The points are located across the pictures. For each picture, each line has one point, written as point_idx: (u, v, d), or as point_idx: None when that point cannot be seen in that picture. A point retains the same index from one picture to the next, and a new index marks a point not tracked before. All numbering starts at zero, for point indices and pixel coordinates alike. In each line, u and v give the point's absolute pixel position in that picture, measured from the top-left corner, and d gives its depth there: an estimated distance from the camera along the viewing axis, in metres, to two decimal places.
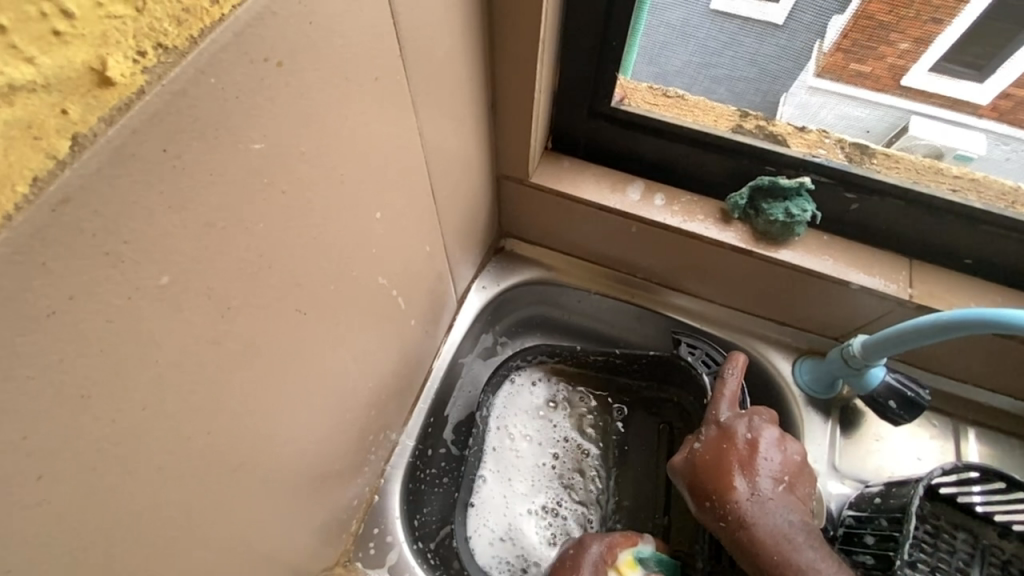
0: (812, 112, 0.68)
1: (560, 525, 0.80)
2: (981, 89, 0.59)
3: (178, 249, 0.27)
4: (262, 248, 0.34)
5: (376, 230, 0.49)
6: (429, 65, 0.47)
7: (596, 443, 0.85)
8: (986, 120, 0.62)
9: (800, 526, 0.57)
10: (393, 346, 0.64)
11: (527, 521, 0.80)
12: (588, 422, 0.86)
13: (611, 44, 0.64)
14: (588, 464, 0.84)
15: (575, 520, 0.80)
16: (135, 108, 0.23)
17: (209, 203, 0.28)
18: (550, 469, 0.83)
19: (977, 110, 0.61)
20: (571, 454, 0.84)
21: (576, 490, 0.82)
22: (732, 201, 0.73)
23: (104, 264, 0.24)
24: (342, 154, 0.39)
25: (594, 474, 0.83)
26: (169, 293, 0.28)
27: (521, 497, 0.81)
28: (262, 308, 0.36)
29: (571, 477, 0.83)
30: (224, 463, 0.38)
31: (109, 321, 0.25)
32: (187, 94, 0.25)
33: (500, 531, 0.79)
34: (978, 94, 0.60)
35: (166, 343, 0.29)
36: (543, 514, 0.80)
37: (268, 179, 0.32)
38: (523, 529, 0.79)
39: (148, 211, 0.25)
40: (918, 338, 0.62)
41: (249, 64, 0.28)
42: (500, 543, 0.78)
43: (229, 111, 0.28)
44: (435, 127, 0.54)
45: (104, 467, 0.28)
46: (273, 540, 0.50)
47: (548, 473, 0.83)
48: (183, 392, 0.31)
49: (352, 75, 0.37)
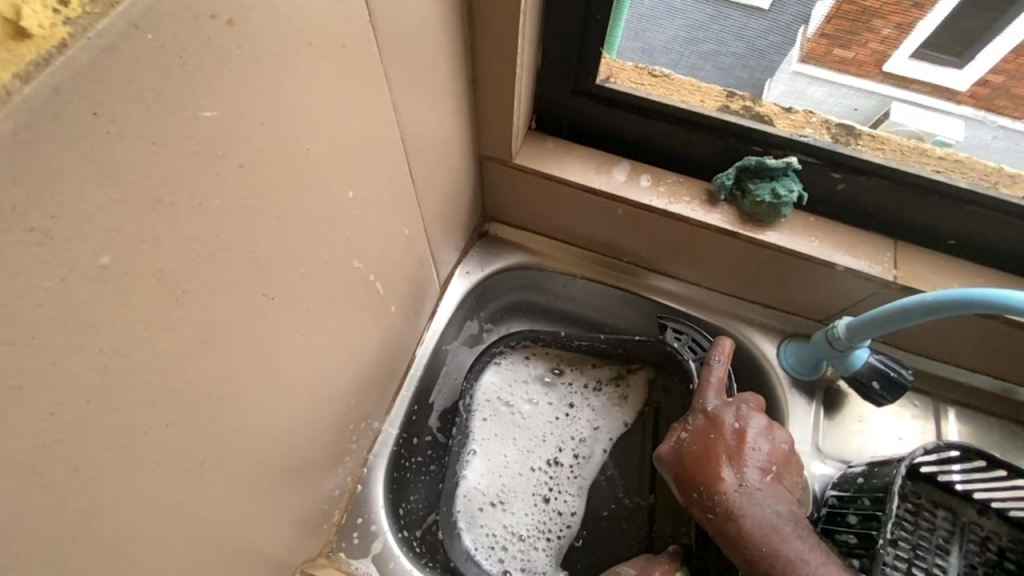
0: (799, 91, 0.67)
1: (557, 504, 0.80)
2: (960, 75, 0.59)
3: (117, 225, 0.25)
4: (218, 225, 0.31)
5: (348, 211, 0.46)
6: (402, 35, 0.44)
7: (592, 422, 0.84)
8: (964, 107, 0.63)
9: (788, 517, 0.57)
10: (371, 332, 0.62)
11: (522, 499, 0.79)
12: (587, 399, 0.85)
13: (595, 18, 0.62)
14: (586, 441, 0.83)
15: (571, 499, 0.80)
16: (57, 63, 0.20)
17: (153, 176, 0.26)
18: (547, 445, 0.83)
19: (955, 96, 0.62)
20: (567, 431, 0.83)
21: (573, 468, 0.82)
22: (718, 182, 0.71)
23: (28, 242, 0.21)
24: (306, 126, 0.36)
25: (591, 451, 0.82)
26: (110, 275, 0.25)
27: (515, 475, 0.81)
28: (221, 292, 0.33)
29: (567, 454, 0.82)
30: (187, 456, 0.35)
31: (39, 306, 0.23)
32: (119, 50, 0.22)
33: (492, 508, 0.79)
34: (958, 80, 0.60)
35: (110, 330, 0.26)
36: (541, 491, 0.80)
37: (222, 151, 0.29)
38: (518, 507, 0.79)
39: (78, 182, 0.23)
40: (902, 320, 0.62)
41: (193, 21, 0.25)
42: (494, 520, 0.78)
43: (170, 72, 0.25)
44: (410, 103, 0.51)
45: (46, 464, 0.26)
46: (247, 534, 0.49)
47: (545, 448, 0.83)
48: (134, 383, 0.29)
49: (315, 39, 0.34)
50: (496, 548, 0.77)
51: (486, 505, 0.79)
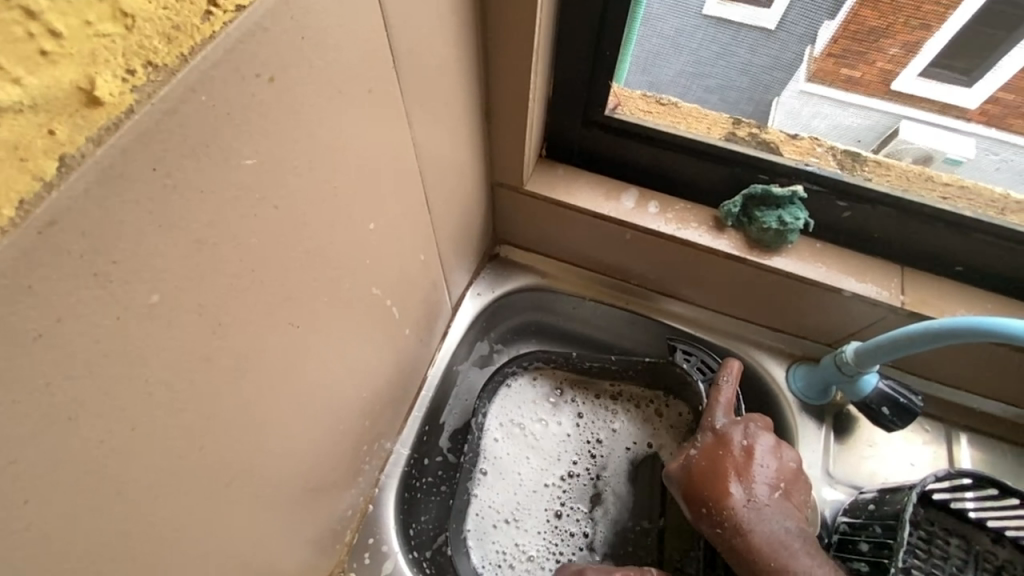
0: (803, 122, 0.69)
1: (569, 522, 0.80)
2: (969, 93, 0.59)
3: (168, 267, 0.27)
4: (255, 262, 0.33)
5: (370, 241, 0.48)
6: (422, 76, 0.47)
7: (603, 441, 0.85)
8: (974, 124, 0.62)
9: (797, 533, 0.57)
10: (387, 355, 0.64)
11: (536, 517, 0.80)
12: (598, 419, 0.86)
13: (604, 54, 0.65)
14: (599, 460, 0.84)
15: (583, 518, 0.81)
16: (125, 127, 0.23)
17: (201, 220, 0.28)
18: (562, 463, 0.84)
19: (965, 114, 0.61)
20: (579, 451, 0.84)
21: (587, 486, 0.82)
22: (726, 209, 0.73)
23: (92, 285, 0.24)
24: (335, 166, 0.39)
25: (604, 470, 0.83)
26: (159, 312, 0.28)
27: (529, 492, 0.82)
28: (254, 323, 0.35)
29: (580, 474, 0.83)
30: (215, 479, 0.37)
31: (98, 342, 0.25)
32: (178, 112, 0.25)
33: (505, 527, 0.79)
34: (967, 99, 0.59)
35: (155, 362, 0.28)
36: (555, 508, 0.81)
37: (259, 195, 0.32)
38: (531, 524, 0.80)
39: (137, 230, 0.25)
40: (908, 346, 0.63)
41: (241, 80, 0.28)
42: (505, 539, 0.79)
43: (219, 127, 0.27)
44: (429, 137, 0.53)
45: (94, 487, 0.27)
46: (266, 553, 0.50)
47: (560, 467, 0.83)
48: (173, 411, 0.31)
49: (345, 87, 0.37)
50: (509, 567, 0.77)
51: (498, 523, 0.79)
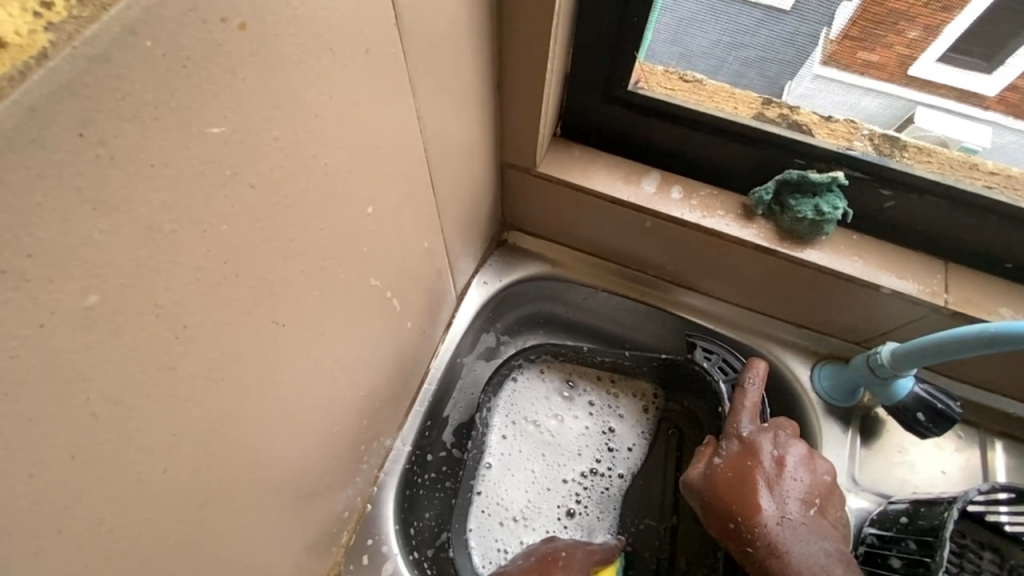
0: (851, 102, 0.62)
1: (582, 519, 0.77)
2: (988, 81, 0.55)
3: (108, 261, 0.22)
4: (226, 252, 0.28)
5: (367, 228, 0.43)
6: (429, 37, 0.41)
7: (616, 432, 0.81)
8: (992, 112, 0.58)
9: (838, 557, 0.53)
10: (387, 349, 0.58)
11: (547, 514, 0.76)
12: (614, 409, 0.82)
13: (631, 21, 0.58)
14: (616, 455, 0.80)
15: (596, 517, 0.77)
16: (34, 77, 0.17)
17: (152, 203, 0.23)
18: (583, 460, 0.79)
19: (983, 102, 0.57)
20: (598, 446, 0.80)
21: (604, 483, 0.78)
22: (756, 196, 0.67)
23: (2, 286, 0.18)
24: (324, 140, 0.33)
25: (625, 467, 0.79)
26: (100, 317, 0.22)
27: (542, 489, 0.78)
28: (227, 324, 0.30)
29: (597, 471, 0.79)
30: (185, 500, 0.32)
31: (14, 357, 0.20)
32: (111, 61, 0.19)
33: (513, 522, 0.76)
34: (985, 86, 0.55)
35: (100, 378, 0.23)
36: (566, 506, 0.77)
37: (230, 170, 0.26)
38: (540, 525, 0.76)
39: (64, 214, 0.19)
40: (956, 351, 0.57)
41: (200, 25, 0.22)
42: (513, 535, 0.75)
43: (173, 84, 0.22)
44: (435, 108, 0.47)
45: (23, 529, 0.22)
46: (252, 567, 0.46)
47: (581, 461, 0.79)
48: (128, 430, 0.26)
49: (336, 45, 0.31)
50: None
51: (505, 520, 0.76)
